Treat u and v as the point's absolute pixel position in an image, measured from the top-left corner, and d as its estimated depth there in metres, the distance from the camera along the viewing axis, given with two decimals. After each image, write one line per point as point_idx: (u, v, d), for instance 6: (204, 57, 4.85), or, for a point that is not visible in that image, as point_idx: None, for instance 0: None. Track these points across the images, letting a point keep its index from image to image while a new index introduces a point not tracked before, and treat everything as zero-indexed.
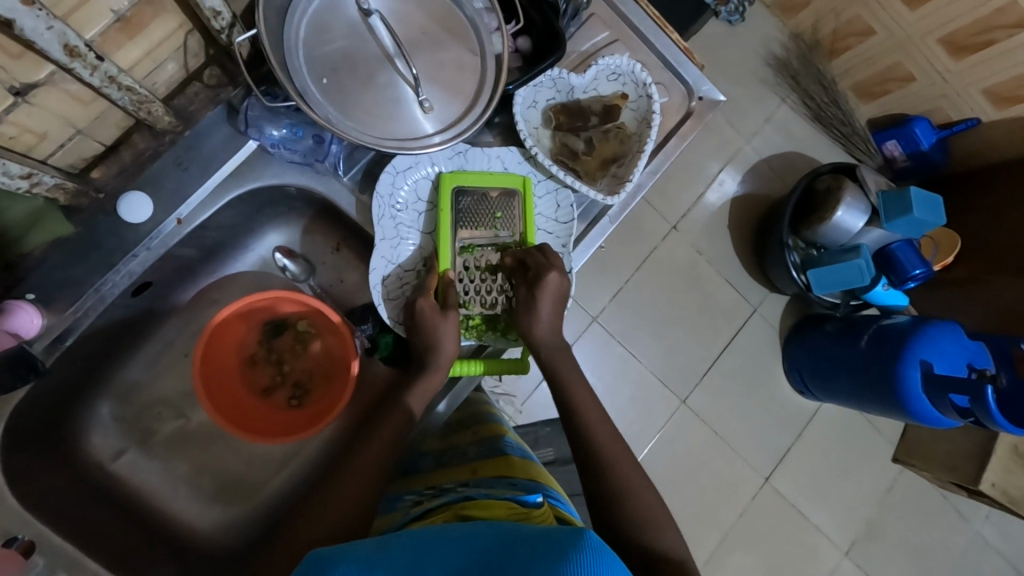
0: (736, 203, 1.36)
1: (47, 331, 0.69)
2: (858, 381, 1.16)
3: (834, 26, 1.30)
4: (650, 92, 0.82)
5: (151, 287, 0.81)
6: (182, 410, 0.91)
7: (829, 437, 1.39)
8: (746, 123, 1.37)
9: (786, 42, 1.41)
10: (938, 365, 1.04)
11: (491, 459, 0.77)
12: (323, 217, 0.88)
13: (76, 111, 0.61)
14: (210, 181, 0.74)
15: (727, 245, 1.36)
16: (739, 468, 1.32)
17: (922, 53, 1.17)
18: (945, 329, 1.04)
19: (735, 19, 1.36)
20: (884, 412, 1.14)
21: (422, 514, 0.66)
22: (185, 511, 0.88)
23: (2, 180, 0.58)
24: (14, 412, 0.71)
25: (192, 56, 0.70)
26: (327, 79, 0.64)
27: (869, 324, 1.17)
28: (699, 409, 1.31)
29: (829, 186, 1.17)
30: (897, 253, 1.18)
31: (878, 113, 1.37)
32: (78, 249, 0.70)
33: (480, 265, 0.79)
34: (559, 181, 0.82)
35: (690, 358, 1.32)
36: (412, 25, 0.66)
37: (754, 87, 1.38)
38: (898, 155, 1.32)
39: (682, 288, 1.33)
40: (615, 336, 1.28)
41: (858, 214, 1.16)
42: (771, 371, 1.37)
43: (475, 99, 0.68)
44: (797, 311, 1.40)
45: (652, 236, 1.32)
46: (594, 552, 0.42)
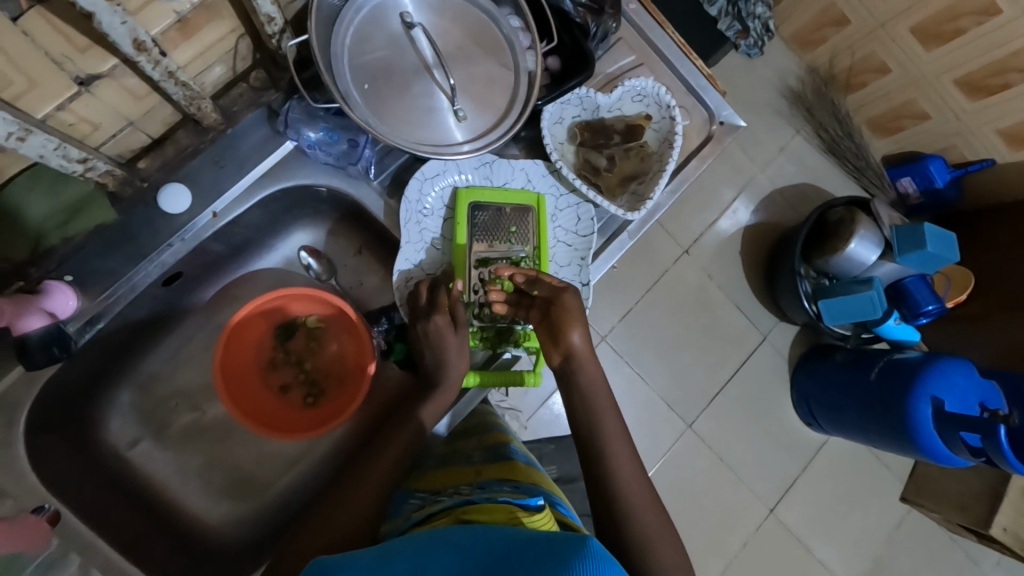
0: (748, 231, 1.37)
1: (79, 315, 0.72)
2: (867, 414, 1.15)
3: (849, 63, 1.34)
4: (673, 114, 0.84)
5: (182, 278, 0.82)
6: (198, 403, 0.92)
7: (836, 469, 1.37)
8: (761, 153, 1.40)
9: (803, 77, 1.45)
10: (949, 403, 1.04)
11: (497, 463, 0.77)
12: (348, 220, 0.91)
13: (130, 104, 0.64)
14: (245, 178, 0.77)
15: (738, 272, 1.37)
16: (745, 497, 1.31)
17: (937, 92, 1.19)
18: (957, 366, 1.04)
19: (753, 53, 1.40)
20: (892, 446, 1.13)
21: (423, 520, 0.65)
22: (194, 503, 0.88)
23: (61, 164, 0.61)
24: (42, 391, 0.73)
25: (240, 59, 0.73)
26: (367, 85, 0.67)
27: (877, 356, 1.18)
28: (705, 435, 1.31)
29: (842, 217, 1.19)
30: (911, 288, 1.18)
31: (893, 149, 1.39)
32: (116, 236, 0.72)
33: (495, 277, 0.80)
34: (580, 195, 0.84)
35: (702, 382, 1.32)
36: (450, 39, 0.69)
37: (770, 118, 1.41)
38: (911, 191, 1.33)
39: (692, 312, 1.34)
40: (623, 356, 1.29)
41: (871, 246, 1.18)
42: (779, 402, 1.37)
43: (506, 111, 0.71)
44: (807, 341, 1.40)
45: (664, 259, 1.33)
46: (595, 558, 0.42)
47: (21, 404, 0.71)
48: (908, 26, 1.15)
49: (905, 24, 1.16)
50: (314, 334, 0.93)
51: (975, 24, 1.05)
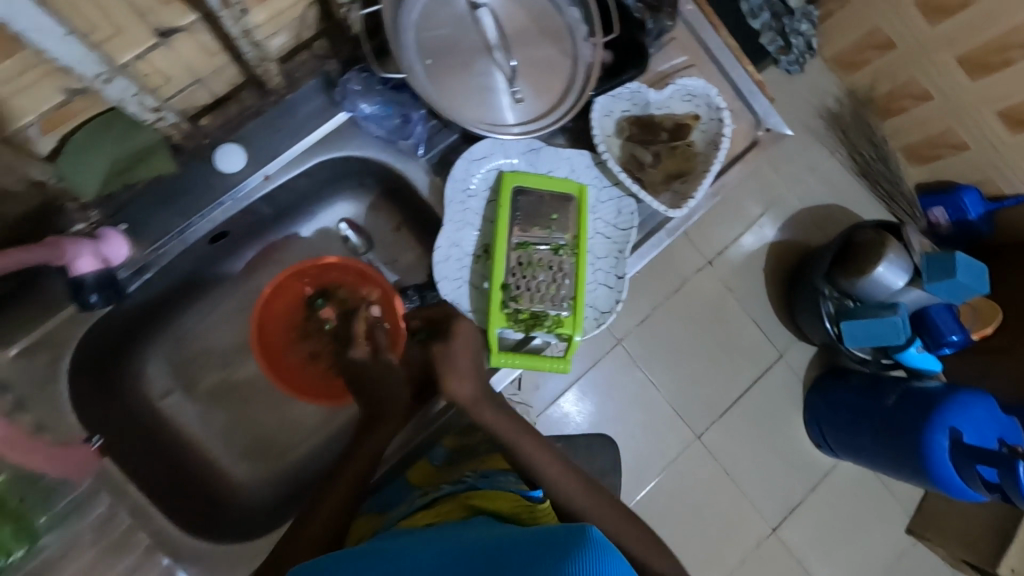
0: (774, 248, 1.37)
1: (131, 262, 0.73)
2: (881, 440, 1.15)
3: (890, 87, 1.32)
4: (722, 116, 0.85)
5: (227, 237, 0.84)
6: (229, 362, 0.93)
7: (844, 493, 1.36)
8: (791, 172, 1.39)
9: (842, 98, 1.42)
10: (967, 435, 1.04)
11: (496, 454, 0.83)
12: (391, 195, 0.92)
13: (202, 60, 0.66)
14: (299, 144, 0.79)
15: (760, 289, 1.36)
16: (747, 514, 1.30)
17: (977, 123, 1.18)
18: (976, 399, 1.04)
19: (793, 69, 1.38)
20: (903, 475, 1.13)
21: (428, 504, 0.73)
22: (218, 459, 0.90)
23: (134, 111, 0.64)
24: (89, 331, 0.75)
25: (305, 28, 0.75)
26: (430, 60, 0.68)
27: (895, 384, 1.17)
28: (713, 446, 1.30)
29: (871, 240, 1.17)
30: (935, 317, 1.18)
31: (926, 178, 1.38)
32: (171, 189, 0.75)
33: (535, 261, 0.81)
34: (623, 189, 0.85)
35: (710, 395, 1.32)
36: (514, 20, 0.70)
37: (802, 137, 1.41)
38: (942, 223, 1.32)
39: (710, 324, 1.33)
40: (637, 361, 1.29)
41: (899, 272, 1.16)
42: (790, 422, 1.36)
43: (562, 98, 0.72)
44: (824, 363, 1.39)
45: (686, 267, 1.33)
46: (597, 549, 0.44)
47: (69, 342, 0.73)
48: (954, 53, 1.13)
49: (950, 52, 1.14)
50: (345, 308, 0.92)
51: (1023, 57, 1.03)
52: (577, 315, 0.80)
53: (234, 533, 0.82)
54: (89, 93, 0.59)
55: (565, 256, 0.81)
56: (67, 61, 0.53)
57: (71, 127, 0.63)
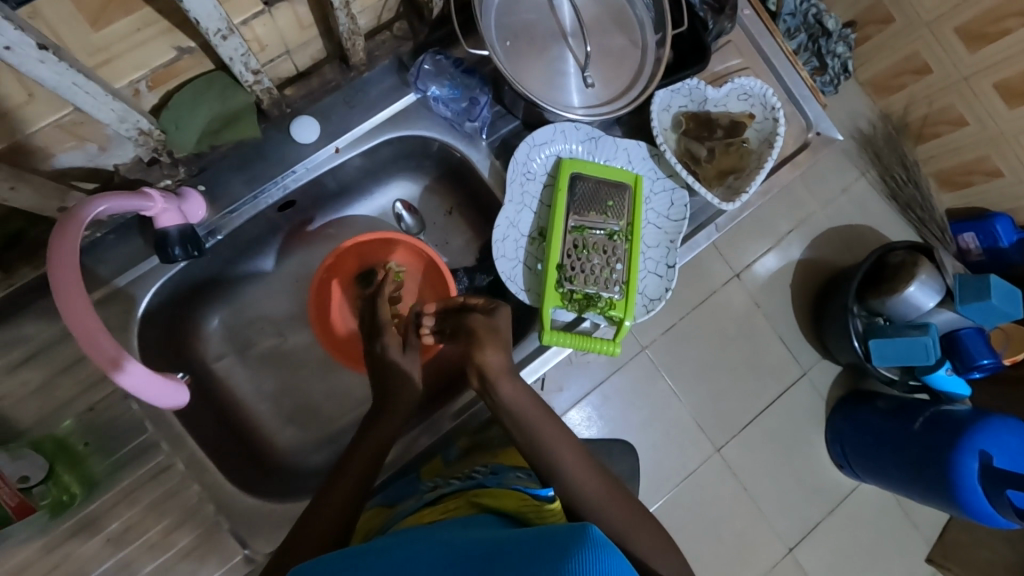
0: (800, 266, 1.33)
1: (207, 223, 0.77)
2: (907, 464, 1.13)
3: (925, 112, 1.31)
4: (777, 116, 0.87)
5: (293, 207, 0.88)
6: (282, 330, 0.96)
7: (865, 518, 1.31)
8: (825, 190, 1.36)
9: (875, 121, 1.41)
10: (996, 458, 1.04)
11: (505, 451, 0.86)
12: (449, 178, 0.95)
13: (295, 32, 0.69)
14: (372, 118, 0.82)
15: (787, 306, 1.33)
16: (764, 533, 1.26)
17: (1012, 152, 1.17)
18: (1005, 424, 1.05)
19: (828, 90, 1.37)
20: (928, 499, 1.12)
21: (435, 500, 0.72)
22: (263, 423, 0.92)
23: (239, 71, 0.64)
24: (160, 285, 0.78)
25: (387, 10, 0.79)
26: (509, 42, 0.71)
27: (924, 408, 1.16)
28: (732, 462, 1.26)
29: (904, 261, 1.17)
30: (965, 339, 1.18)
31: (958, 204, 1.38)
32: (250, 154, 0.78)
33: (589, 245, 0.83)
34: (677, 181, 0.88)
35: (729, 410, 1.27)
36: (589, 12, 0.74)
37: (837, 158, 1.38)
38: (974, 249, 1.33)
39: (735, 339, 1.29)
40: (661, 368, 1.25)
41: (930, 293, 1.17)
42: (809, 442, 1.31)
43: (630, 85, 0.75)
44: (847, 384, 1.35)
45: (714, 279, 1.30)
46: (596, 548, 0.41)
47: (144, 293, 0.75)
48: (991, 81, 1.12)
49: (989, 79, 1.12)
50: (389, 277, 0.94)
51: None
52: (627, 299, 0.82)
53: (279, 492, 0.83)
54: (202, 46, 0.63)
55: (618, 242, 0.83)
56: (195, 13, 0.53)
57: (181, 81, 0.67)
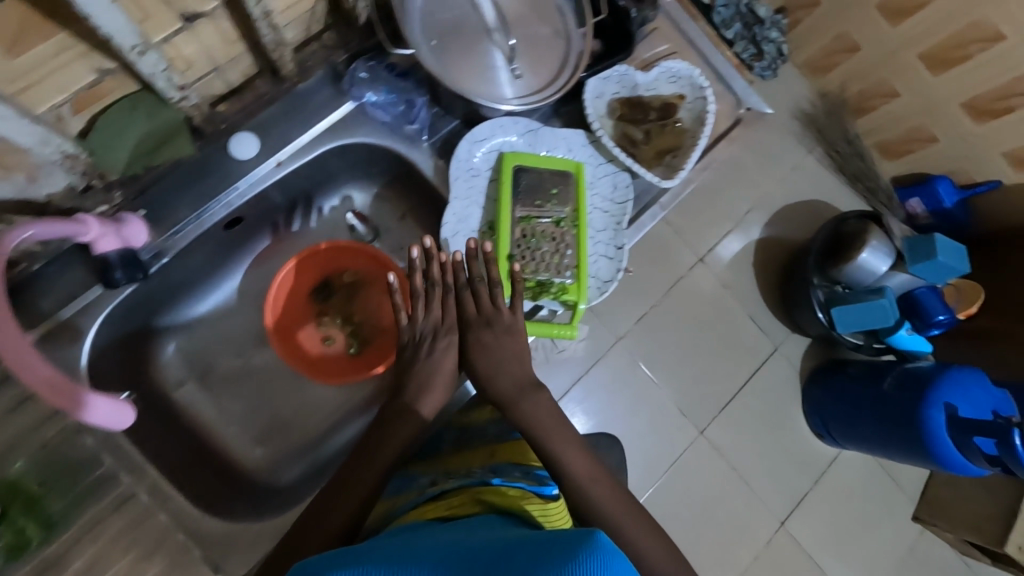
0: (761, 244, 1.35)
1: (152, 245, 0.76)
2: (884, 425, 1.16)
3: (861, 87, 1.33)
4: (706, 94, 0.91)
5: (242, 224, 0.87)
6: (243, 349, 0.95)
7: (849, 483, 1.34)
8: (778, 169, 1.38)
9: (815, 100, 1.42)
10: (962, 409, 1.07)
11: (504, 443, 0.82)
12: (398, 183, 0.96)
13: (221, 48, 0.70)
14: (312, 129, 0.83)
15: (753, 287, 1.34)
16: (756, 511, 1.26)
17: (948, 118, 1.19)
18: (970, 375, 1.08)
19: (768, 75, 1.39)
20: (907, 458, 1.15)
21: (438, 495, 0.69)
22: (232, 446, 0.90)
23: (163, 88, 0.66)
24: (108, 314, 0.77)
25: (315, 21, 0.80)
26: (435, 42, 0.73)
27: (891, 368, 1.20)
28: (718, 443, 1.26)
29: (855, 231, 1.22)
30: (922, 298, 1.21)
31: (902, 171, 1.37)
32: (190, 174, 0.78)
33: (537, 234, 0.85)
34: (618, 165, 0.90)
35: (710, 392, 1.28)
36: (510, 6, 0.76)
37: (783, 137, 1.40)
38: (919, 212, 1.32)
39: (708, 320, 1.30)
40: (638, 357, 1.25)
41: (882, 257, 1.21)
42: (789, 415, 1.33)
43: (558, 73, 0.77)
44: (820, 354, 1.37)
45: (679, 266, 1.30)
46: (605, 554, 0.39)
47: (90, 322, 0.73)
48: (916, 52, 1.16)
49: (914, 50, 1.16)
50: (343, 288, 0.95)
51: (982, 50, 1.06)
52: (580, 282, 0.83)
53: (251, 511, 0.81)
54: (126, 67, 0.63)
55: (567, 229, 0.85)
56: (108, 28, 0.54)
57: (112, 100, 0.66)
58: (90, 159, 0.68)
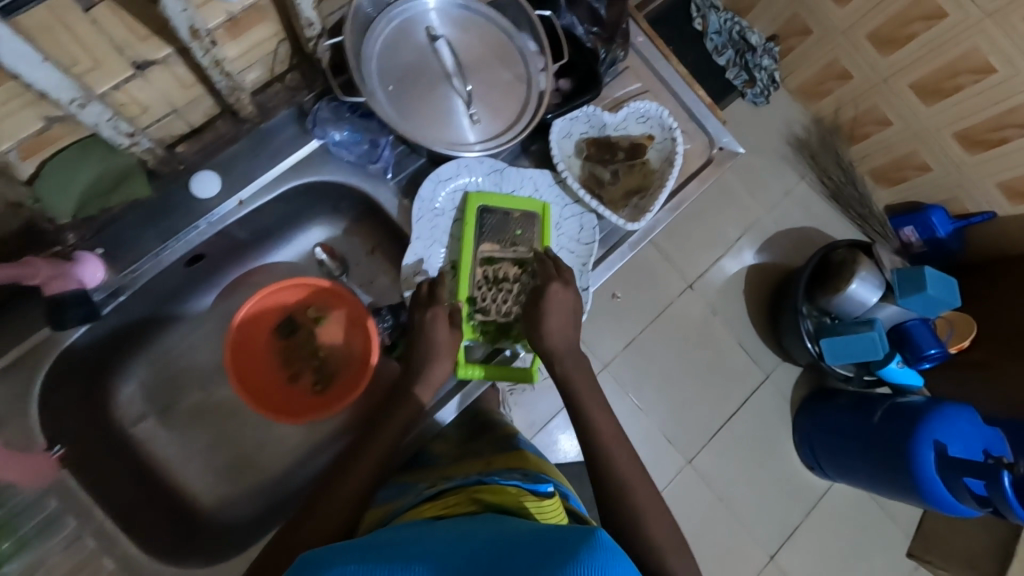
0: (753, 271, 1.32)
1: (106, 284, 0.76)
2: (874, 460, 1.09)
3: (854, 114, 1.29)
4: (675, 135, 0.90)
5: (205, 260, 0.86)
6: (206, 384, 0.93)
7: (840, 516, 1.28)
8: (766, 195, 1.35)
9: (809, 125, 1.39)
10: (952, 447, 0.99)
11: (506, 454, 0.78)
12: (365, 218, 0.94)
13: (178, 92, 0.71)
14: (274, 168, 0.83)
15: (742, 308, 1.30)
16: (744, 542, 1.21)
17: (939, 146, 1.16)
18: (960, 411, 1.00)
19: (761, 101, 1.36)
20: (895, 494, 1.08)
21: (434, 495, 0.67)
22: (192, 483, 0.89)
23: (110, 134, 0.66)
24: (58, 359, 0.75)
25: (278, 62, 0.80)
26: (392, 87, 0.73)
27: (882, 401, 1.14)
28: (706, 473, 1.22)
29: (845, 259, 1.16)
30: (913, 330, 1.18)
31: (896, 199, 1.34)
32: (151, 212, 0.78)
33: (500, 276, 0.84)
34: (584, 206, 0.89)
35: (696, 420, 1.24)
36: (471, 52, 0.77)
37: (776, 163, 1.37)
38: (914, 241, 1.28)
39: (694, 346, 1.26)
40: (625, 385, 1.21)
41: (872, 288, 1.16)
42: (779, 441, 1.28)
43: (518, 118, 0.77)
44: (810, 382, 1.33)
45: (668, 291, 1.27)
46: (604, 550, 0.42)
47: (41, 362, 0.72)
48: (907, 81, 1.12)
49: (904, 79, 1.13)
50: (309, 322, 0.95)
51: (973, 82, 1.02)
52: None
53: (205, 554, 0.80)
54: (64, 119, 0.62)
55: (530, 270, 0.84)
56: (44, 86, 0.55)
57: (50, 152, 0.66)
58: (35, 206, 0.69)
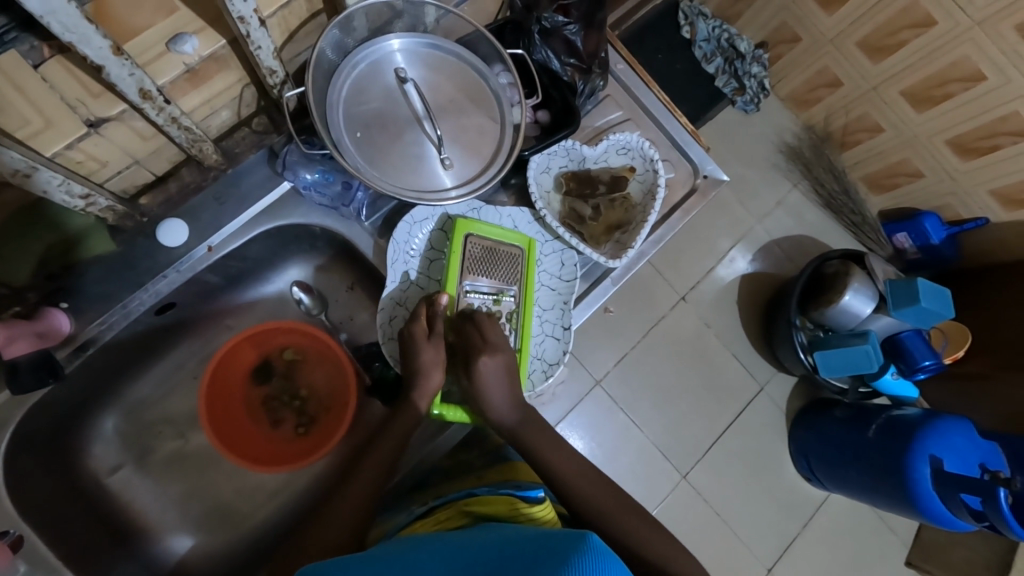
0: (747, 282, 1.26)
1: (71, 340, 0.74)
2: (868, 475, 1.05)
3: (844, 122, 1.25)
4: (657, 167, 0.88)
5: (175, 307, 0.84)
6: (183, 431, 0.92)
7: (838, 530, 1.24)
8: (758, 205, 1.30)
9: (799, 133, 1.35)
10: (948, 462, 0.96)
11: (498, 468, 0.79)
12: (340, 256, 0.92)
13: (137, 144, 0.68)
14: (243, 214, 0.81)
15: (736, 323, 1.25)
16: (743, 559, 1.17)
17: (931, 153, 1.13)
18: (956, 425, 0.97)
19: (751, 108, 1.32)
20: (890, 508, 1.05)
21: (426, 513, 0.70)
22: (171, 533, 0.87)
23: (64, 198, 0.65)
24: (24, 419, 0.72)
25: (245, 105, 0.77)
26: (360, 133, 0.71)
27: (878, 412, 1.09)
28: (703, 490, 1.17)
29: (837, 271, 1.11)
30: (907, 342, 1.12)
31: (889, 205, 1.30)
32: (118, 265, 0.76)
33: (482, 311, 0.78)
34: (564, 242, 0.87)
35: (691, 437, 1.19)
36: (441, 94, 0.75)
37: (766, 172, 1.32)
38: (908, 247, 1.25)
39: (688, 365, 1.21)
40: (618, 404, 1.16)
41: (866, 300, 1.10)
42: (777, 457, 1.24)
43: (491, 161, 0.75)
44: (806, 396, 1.28)
45: (660, 306, 1.21)
46: (596, 555, 0.41)
47: (7, 424, 0.71)
48: (897, 89, 1.09)
49: (894, 88, 1.10)
50: (284, 364, 0.94)
51: (964, 90, 1.00)
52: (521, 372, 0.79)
53: None
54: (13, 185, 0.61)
55: (509, 314, 0.79)
56: None
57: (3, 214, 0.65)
58: None
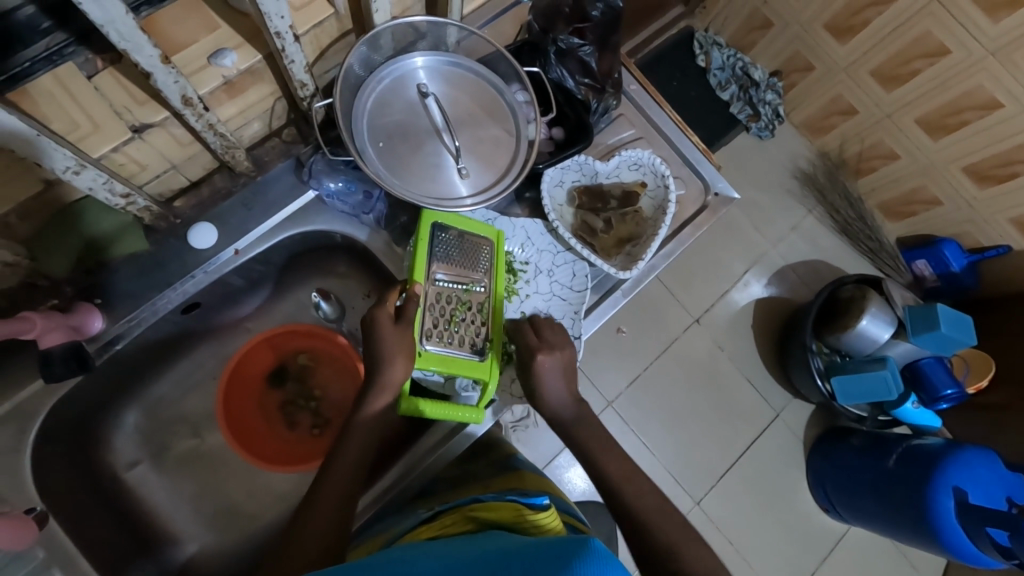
0: (762, 305, 1.26)
1: (102, 334, 0.77)
2: (889, 506, 1.02)
3: (859, 149, 1.27)
4: (667, 183, 0.90)
5: (200, 308, 0.87)
6: (200, 429, 0.94)
7: (856, 565, 1.20)
8: (772, 229, 1.31)
9: (814, 159, 1.37)
10: (972, 494, 0.94)
11: (505, 476, 0.79)
12: (359, 265, 0.95)
13: (176, 149, 0.73)
14: (269, 220, 0.85)
15: (751, 346, 1.25)
16: None
17: (948, 180, 1.13)
18: (980, 456, 0.95)
19: (765, 135, 1.35)
20: (912, 541, 1.01)
21: (430, 518, 0.71)
22: (182, 530, 0.89)
23: (106, 197, 0.68)
24: (53, 407, 0.75)
25: (276, 117, 0.82)
26: (382, 143, 0.75)
27: (897, 442, 1.06)
28: (716, 515, 1.15)
29: (853, 296, 1.10)
30: (928, 371, 1.09)
31: (906, 233, 1.30)
32: (150, 264, 0.80)
33: (450, 305, 0.75)
34: (575, 253, 0.89)
35: (703, 460, 1.17)
36: (460, 107, 0.79)
37: (780, 197, 1.33)
38: (927, 275, 1.24)
39: (700, 386, 1.21)
40: (630, 425, 1.16)
41: (883, 325, 1.09)
42: (790, 482, 1.21)
43: (506, 171, 0.78)
44: (822, 421, 1.26)
45: (673, 326, 1.22)
46: (597, 557, 0.40)
47: (37, 412, 0.74)
48: (912, 117, 1.11)
49: (908, 115, 1.11)
50: (297, 368, 0.97)
51: (978, 118, 1.01)
52: (492, 362, 0.75)
53: None
54: (62, 182, 0.65)
55: (481, 302, 0.77)
56: (39, 158, 0.58)
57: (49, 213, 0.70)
58: (32, 265, 0.72)
